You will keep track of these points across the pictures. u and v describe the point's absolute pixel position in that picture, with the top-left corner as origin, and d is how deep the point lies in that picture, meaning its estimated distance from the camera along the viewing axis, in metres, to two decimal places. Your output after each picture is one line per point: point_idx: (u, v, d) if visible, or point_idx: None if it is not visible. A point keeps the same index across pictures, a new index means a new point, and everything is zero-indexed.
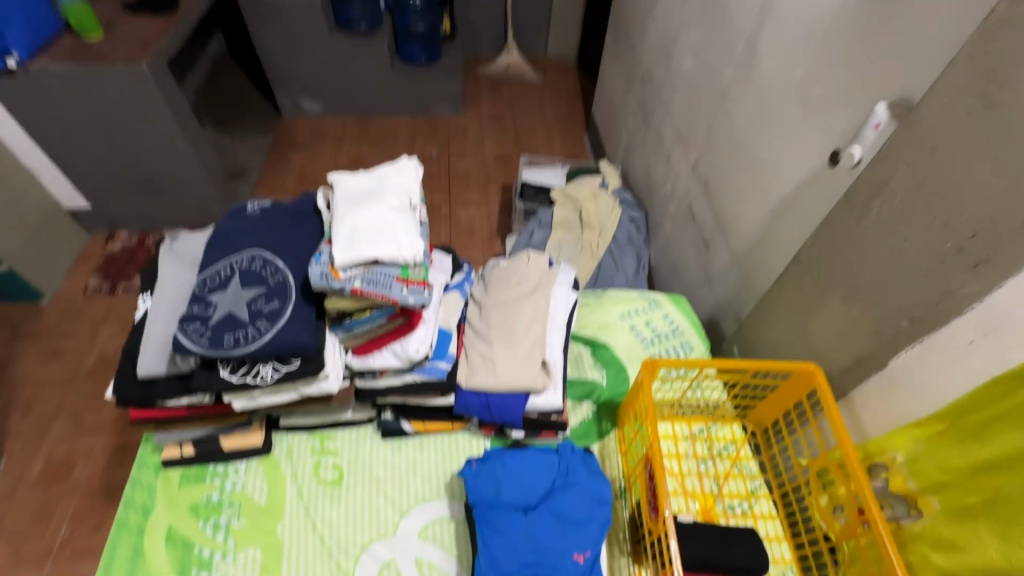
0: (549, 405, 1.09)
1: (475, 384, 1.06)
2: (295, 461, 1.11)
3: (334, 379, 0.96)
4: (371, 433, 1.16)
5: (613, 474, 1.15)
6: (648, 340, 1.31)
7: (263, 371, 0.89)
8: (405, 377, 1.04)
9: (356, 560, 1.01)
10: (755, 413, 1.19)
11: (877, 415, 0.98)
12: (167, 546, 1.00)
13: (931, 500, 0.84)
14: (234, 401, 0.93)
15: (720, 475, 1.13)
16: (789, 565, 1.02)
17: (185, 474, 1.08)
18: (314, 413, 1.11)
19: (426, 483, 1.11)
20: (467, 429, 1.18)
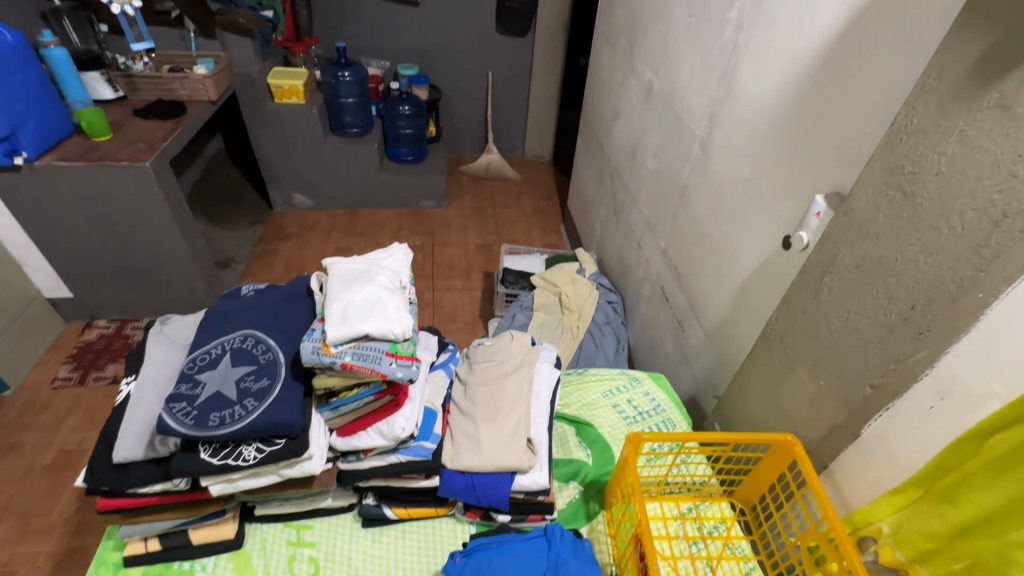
0: (535, 484, 1.07)
1: (460, 464, 1.05)
2: (268, 555, 1.05)
3: (317, 460, 0.94)
4: (351, 522, 1.12)
5: (605, 558, 1.11)
6: (634, 418, 1.33)
7: (246, 451, 0.88)
8: (389, 458, 1.02)
9: None
10: (741, 488, 1.19)
11: (855, 484, 1.01)
12: None
13: (921, 570, 0.84)
14: (212, 485, 0.91)
15: (712, 556, 1.10)
16: None
17: (146, 572, 1.00)
18: (292, 500, 1.07)
19: (407, 575, 1.05)
20: (451, 514, 1.14)
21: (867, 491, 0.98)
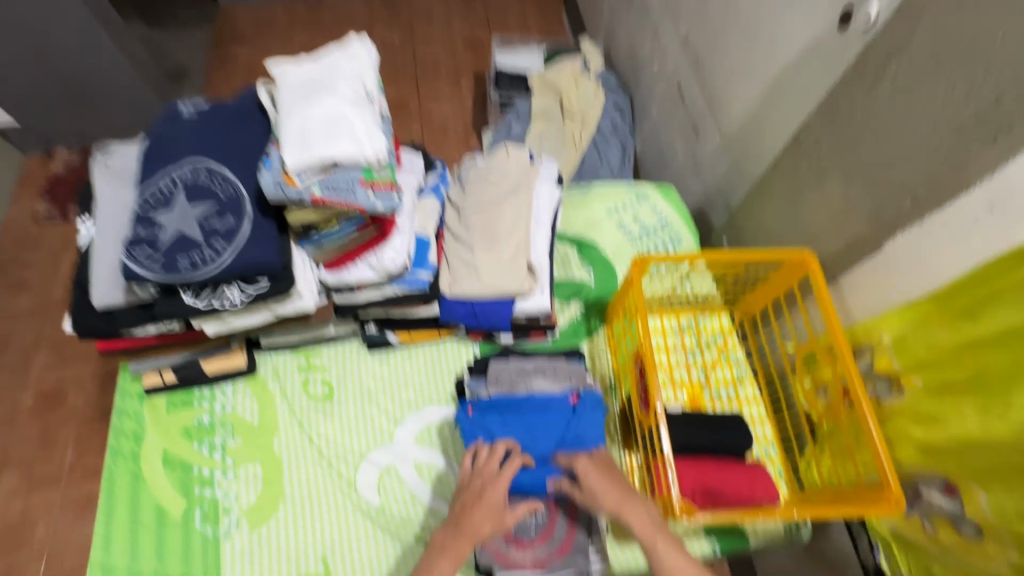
0: (536, 309, 1.06)
1: (459, 291, 1.02)
2: (282, 379, 1.10)
3: (308, 297, 0.90)
4: (357, 347, 1.14)
5: (603, 371, 1.16)
6: (637, 237, 1.26)
7: (230, 293, 0.83)
8: (385, 290, 0.98)
9: (356, 467, 1.02)
10: (743, 303, 1.17)
11: (859, 295, 0.99)
12: (164, 466, 1.00)
13: (914, 378, 0.86)
14: (206, 326, 0.88)
15: (708, 364, 1.15)
16: (771, 442, 1.08)
17: (171, 400, 1.06)
18: (294, 331, 1.07)
19: (417, 392, 1.10)
20: (454, 337, 1.15)
21: (871, 302, 0.96)
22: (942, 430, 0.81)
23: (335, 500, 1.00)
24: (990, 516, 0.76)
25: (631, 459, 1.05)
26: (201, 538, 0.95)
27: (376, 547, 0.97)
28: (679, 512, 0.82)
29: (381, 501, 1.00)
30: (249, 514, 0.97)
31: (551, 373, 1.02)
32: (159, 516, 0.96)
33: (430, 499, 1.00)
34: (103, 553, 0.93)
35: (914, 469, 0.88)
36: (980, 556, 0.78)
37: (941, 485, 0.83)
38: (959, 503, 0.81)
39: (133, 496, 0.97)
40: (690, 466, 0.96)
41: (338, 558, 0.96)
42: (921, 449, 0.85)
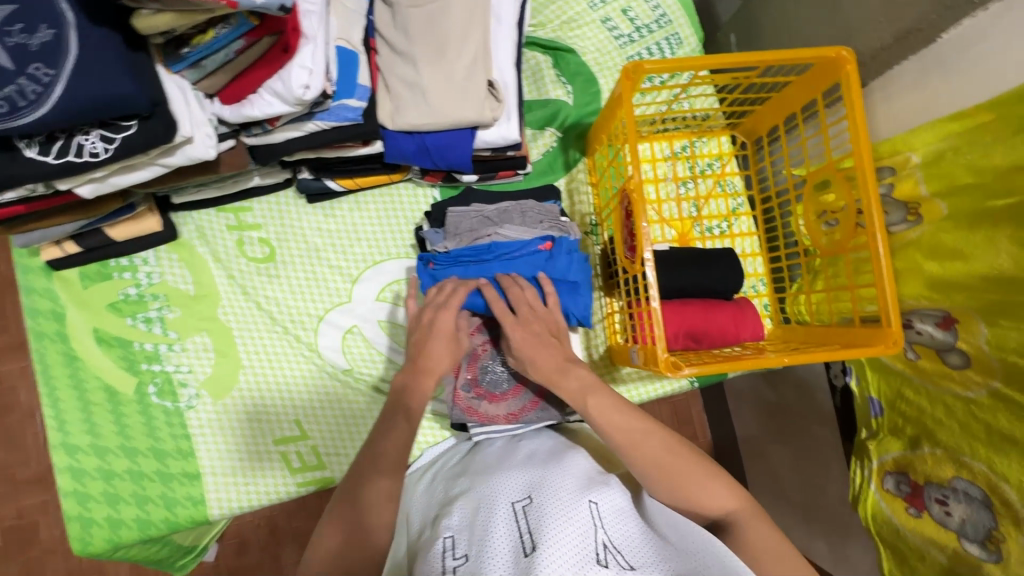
0: (503, 141, 0.86)
1: (404, 123, 0.81)
2: (211, 242, 0.94)
3: (201, 143, 0.69)
4: (295, 199, 0.96)
5: (582, 211, 1.01)
6: (630, 38, 1.01)
7: (87, 143, 0.62)
8: (307, 127, 0.77)
9: (316, 331, 0.94)
10: (749, 121, 0.99)
11: (897, 106, 0.83)
12: (100, 345, 0.90)
13: (938, 204, 0.76)
14: (77, 188, 0.69)
15: (701, 196, 1.02)
16: (761, 277, 1.01)
17: (85, 274, 0.91)
18: (211, 185, 0.88)
19: (373, 246, 0.97)
20: (409, 180, 0.97)
21: (907, 115, 0.82)
22: (961, 264, 0.73)
23: (297, 365, 0.93)
24: (986, 348, 0.73)
25: (612, 302, 0.98)
26: (162, 411, 0.90)
27: (348, 407, 0.93)
28: (663, 368, 0.73)
29: (348, 363, 0.94)
30: (208, 385, 0.91)
31: (518, 217, 0.89)
32: (110, 395, 0.90)
33: (400, 357, 0.95)
34: (60, 434, 0.88)
35: (913, 300, 0.82)
36: (963, 384, 0.78)
37: (938, 318, 0.78)
38: (953, 334, 0.77)
39: (74, 377, 0.89)
40: (676, 309, 0.89)
41: (309, 420, 0.92)
42: (929, 282, 0.79)
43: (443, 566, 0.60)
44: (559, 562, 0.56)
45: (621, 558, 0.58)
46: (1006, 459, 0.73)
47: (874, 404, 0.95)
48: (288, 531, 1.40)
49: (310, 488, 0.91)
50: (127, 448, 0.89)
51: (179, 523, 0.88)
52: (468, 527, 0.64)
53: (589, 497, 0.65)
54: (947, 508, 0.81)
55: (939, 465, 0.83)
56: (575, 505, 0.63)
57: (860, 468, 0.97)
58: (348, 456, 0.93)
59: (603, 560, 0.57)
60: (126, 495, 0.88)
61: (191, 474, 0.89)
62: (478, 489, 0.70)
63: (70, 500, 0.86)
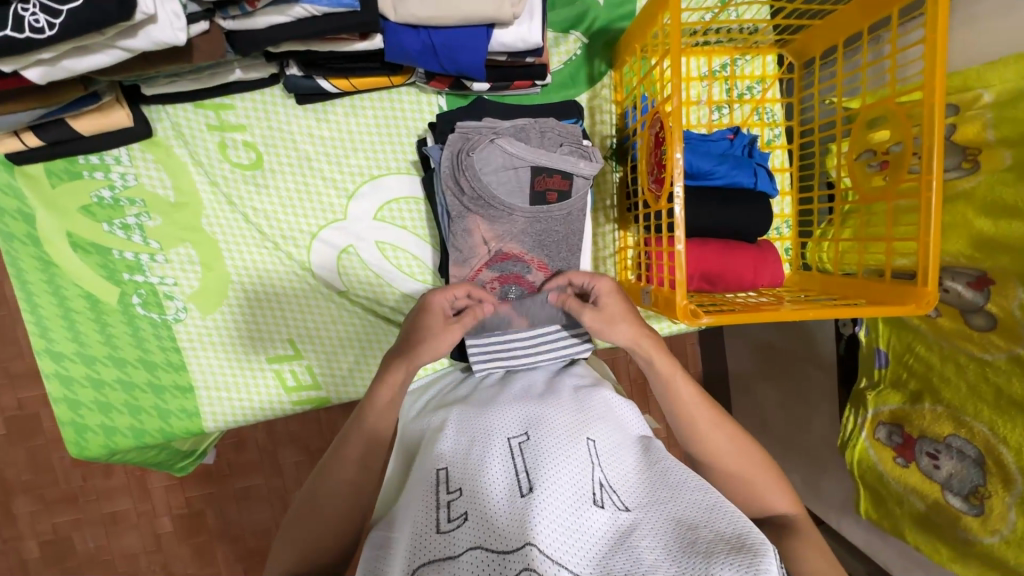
0: (523, 45, 0.75)
1: (409, 14, 0.69)
2: (190, 143, 0.84)
3: (168, 24, 0.58)
4: (282, 98, 0.85)
5: (603, 133, 0.91)
6: None
7: (27, 15, 0.52)
8: (295, 12, 0.66)
9: (309, 248, 0.88)
10: (802, 39, 0.86)
11: (979, 31, 0.72)
12: (76, 251, 0.84)
13: (1002, 153, 0.68)
14: (23, 71, 0.58)
15: (736, 123, 0.92)
16: (787, 219, 0.95)
17: (51, 171, 0.82)
18: (185, 77, 0.76)
19: (370, 158, 0.88)
20: (412, 84, 0.86)
21: (989, 44, 0.71)
22: (1016, 224, 0.67)
23: (289, 284, 0.88)
24: (1017, 313, 0.69)
25: (626, 235, 0.92)
26: (148, 323, 0.86)
27: (344, 329, 0.90)
28: (681, 316, 0.68)
29: (344, 284, 0.89)
30: (195, 300, 0.87)
31: (536, 137, 0.80)
32: (92, 303, 0.85)
33: (398, 281, 0.90)
34: (45, 340, 0.85)
35: (950, 257, 0.77)
36: (982, 347, 0.75)
37: (971, 277, 0.74)
38: (985, 296, 0.73)
39: (52, 284, 0.84)
40: (694, 248, 0.84)
41: (303, 340, 0.89)
42: (973, 240, 0.73)
43: (437, 499, 0.58)
44: (558, 491, 0.55)
45: (616, 496, 0.58)
46: (1010, 425, 0.72)
47: (880, 355, 0.93)
48: (285, 438, 1.44)
49: (305, 407, 0.91)
50: (116, 358, 0.86)
51: (175, 433, 0.88)
52: (463, 459, 0.63)
53: (586, 437, 0.65)
54: (936, 462, 0.82)
55: (937, 422, 0.83)
56: (574, 442, 0.63)
57: (853, 416, 0.97)
58: (343, 377, 0.91)
59: (600, 499, 0.57)
60: (118, 404, 0.86)
61: (184, 387, 0.88)
62: (473, 424, 0.68)
63: (62, 407, 0.85)
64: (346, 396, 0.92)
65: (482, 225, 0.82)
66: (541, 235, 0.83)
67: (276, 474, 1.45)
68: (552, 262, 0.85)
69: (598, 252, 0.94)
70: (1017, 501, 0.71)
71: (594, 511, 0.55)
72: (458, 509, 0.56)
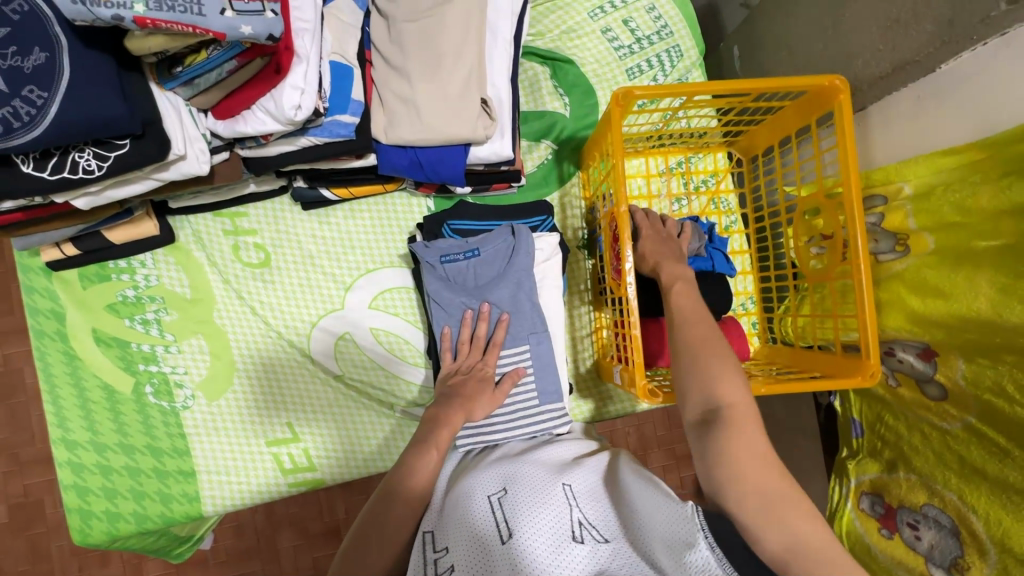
0: (497, 157, 0.86)
1: (397, 138, 0.81)
2: (207, 247, 0.95)
3: (195, 159, 0.70)
4: (290, 205, 0.97)
5: (574, 226, 1.02)
6: (630, 49, 1.02)
7: (82, 161, 0.63)
8: (300, 143, 0.77)
9: (309, 336, 0.96)
10: (745, 140, 0.98)
11: (891, 135, 0.83)
12: (99, 345, 0.93)
13: (926, 238, 0.76)
14: (72, 201, 0.70)
15: (695, 212, 1.02)
16: (751, 295, 1.02)
17: (84, 275, 0.93)
18: (206, 192, 0.88)
19: (367, 254, 0.98)
20: (403, 189, 0.98)
21: (903, 144, 0.81)
22: (943, 301, 0.73)
23: (290, 367, 0.96)
24: (962, 384, 0.74)
25: (600, 317, 0.99)
26: (158, 411, 0.93)
27: (343, 412, 0.96)
28: (642, 395, 0.74)
29: (340, 369, 0.96)
30: (203, 387, 0.94)
31: (501, 244, 0.90)
32: (108, 393, 0.93)
33: (390, 364, 0.96)
34: (61, 430, 0.91)
35: (896, 330, 0.83)
36: (940, 416, 0.79)
37: (918, 349, 0.80)
38: (933, 366, 0.78)
39: (73, 375, 0.92)
40: (661, 328, 0.90)
41: (302, 423, 0.95)
42: (911, 316, 0.79)
43: (425, 559, 0.63)
44: (534, 537, 0.61)
45: (595, 531, 0.63)
46: (976, 493, 0.74)
47: (856, 425, 0.97)
48: (283, 520, 1.45)
49: (301, 488, 0.95)
50: (125, 445, 0.92)
51: (176, 518, 0.92)
52: (444, 517, 0.67)
53: (563, 482, 0.70)
54: (917, 533, 0.83)
55: (913, 491, 0.85)
56: (550, 489, 0.68)
57: (839, 486, 1.00)
58: (338, 457, 0.95)
59: (579, 536, 0.62)
60: (123, 490, 0.91)
61: (186, 472, 0.92)
62: (457, 483, 0.73)
63: (71, 493, 0.90)
64: (341, 476, 0.96)
65: (460, 305, 0.89)
66: (517, 308, 0.89)
67: (273, 559, 1.44)
68: (519, 330, 0.89)
69: (577, 331, 1.01)
70: (993, 572, 0.71)
71: (573, 548, 0.61)
72: (445, 564, 0.63)
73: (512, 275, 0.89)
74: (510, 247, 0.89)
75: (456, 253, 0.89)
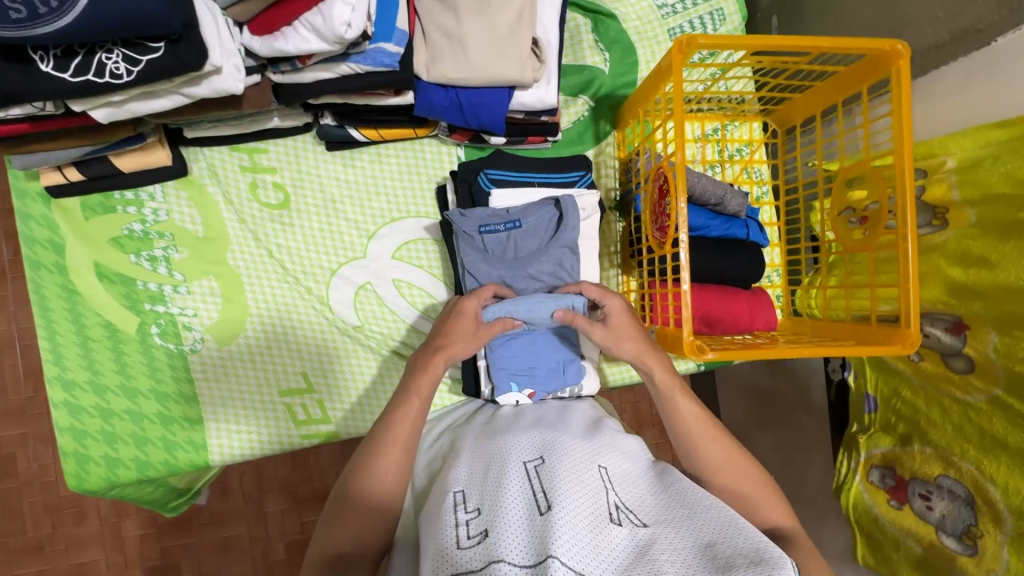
0: (540, 105, 0.83)
1: (441, 76, 0.77)
2: (223, 183, 0.90)
3: (230, 76, 0.65)
4: (313, 145, 0.92)
5: (607, 186, 0.99)
6: (673, 8, 1.00)
7: (109, 63, 0.58)
8: (341, 70, 0.72)
9: (328, 284, 0.92)
10: (783, 109, 0.97)
11: (936, 109, 0.83)
12: (101, 281, 0.87)
13: (968, 212, 0.76)
14: (90, 111, 0.64)
15: (727, 181, 1.01)
16: (777, 268, 1.02)
17: (86, 205, 0.86)
18: (228, 122, 0.83)
19: (392, 202, 0.94)
20: (434, 136, 0.94)
21: (949, 118, 0.81)
22: (984, 272, 0.74)
23: (306, 316, 0.91)
24: (992, 356, 0.75)
25: (629, 280, 0.97)
26: (164, 353, 0.88)
27: (357, 364, 0.92)
28: (688, 351, 0.73)
29: (359, 319, 0.92)
30: (213, 331, 0.89)
31: (545, 219, 0.87)
32: (110, 332, 0.87)
33: (413, 318, 0.93)
34: (58, 368, 0.85)
35: (928, 303, 0.84)
36: (965, 389, 0.80)
37: (948, 322, 0.81)
38: (962, 340, 0.79)
39: (72, 311, 0.86)
40: (693, 293, 0.89)
41: (317, 374, 0.91)
42: (947, 288, 0.80)
43: (456, 519, 0.59)
44: (577, 509, 0.56)
45: (633, 516, 0.59)
46: (996, 463, 0.76)
47: (870, 400, 0.98)
48: (275, 483, 1.41)
49: (313, 441, 0.91)
50: (127, 388, 0.86)
51: (179, 466, 0.87)
52: (479, 483, 0.63)
53: (600, 463, 0.66)
54: (929, 503, 0.85)
55: (928, 463, 0.86)
56: (591, 468, 0.64)
57: (847, 459, 1.01)
58: (353, 411, 0.92)
59: (617, 518, 0.58)
60: (124, 435, 0.86)
61: (193, 419, 0.88)
62: (488, 451, 0.69)
63: (66, 436, 0.84)
64: (356, 432, 0.92)
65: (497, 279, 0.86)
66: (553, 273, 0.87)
67: (260, 522, 1.40)
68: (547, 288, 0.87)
69: None
70: (1009, 539, 0.73)
71: (611, 529, 0.56)
72: (477, 527, 0.57)
73: (553, 252, 0.86)
74: (555, 222, 0.87)
75: (496, 224, 0.86)
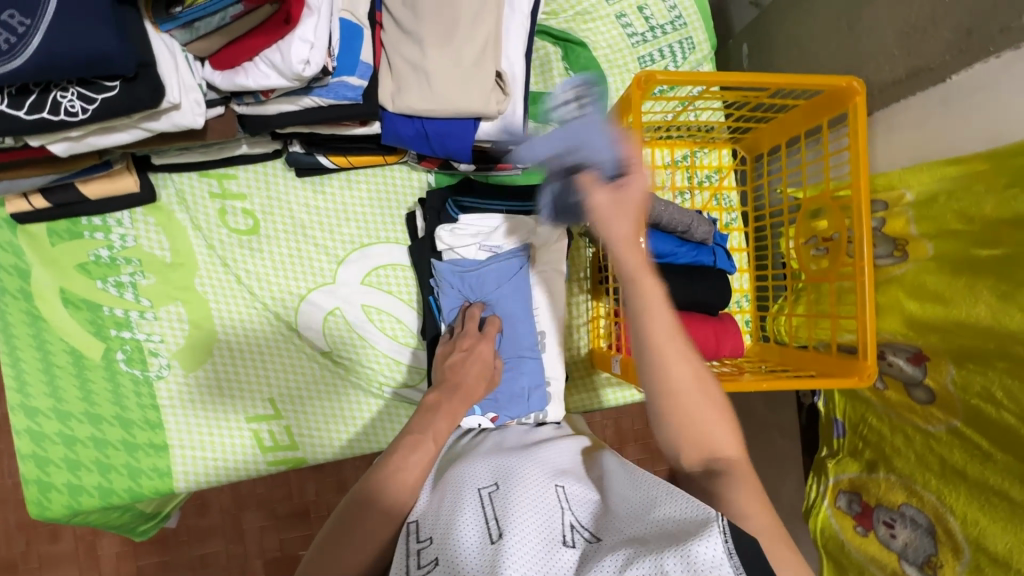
0: (506, 135, 0.84)
1: (405, 106, 0.77)
2: (192, 209, 0.90)
3: (190, 110, 0.66)
4: (283, 170, 0.92)
5: None
6: (643, 37, 1.01)
7: (64, 101, 0.58)
8: (303, 102, 0.73)
9: (297, 309, 0.92)
10: (751, 137, 0.99)
11: (896, 141, 0.84)
12: (67, 307, 0.87)
13: (926, 244, 0.77)
14: (48, 145, 0.64)
15: (696, 208, 1.02)
16: (746, 293, 1.03)
17: (53, 231, 0.86)
18: (194, 149, 0.83)
19: (362, 228, 0.94)
20: (404, 162, 0.94)
21: (908, 150, 0.82)
22: (940, 307, 0.75)
23: (273, 341, 0.91)
24: (951, 388, 0.76)
25: (597, 305, 0.98)
26: (130, 380, 0.87)
27: (324, 387, 0.92)
28: None
29: (327, 345, 0.92)
30: (180, 357, 0.89)
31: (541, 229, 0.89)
32: (75, 358, 0.86)
33: (382, 343, 0.93)
34: (21, 396, 0.85)
35: (890, 334, 0.85)
36: (926, 419, 0.81)
37: (910, 353, 0.82)
38: (923, 370, 0.80)
39: (37, 337, 0.86)
40: None
41: (284, 400, 0.91)
42: (907, 321, 0.81)
43: (407, 547, 0.56)
44: (524, 528, 0.54)
45: (588, 528, 0.56)
46: (955, 494, 0.77)
47: (838, 426, 0.99)
48: (251, 501, 1.40)
49: (280, 468, 0.91)
50: (92, 415, 0.86)
51: (143, 493, 0.87)
52: (433, 507, 0.61)
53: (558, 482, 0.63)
54: (892, 530, 0.85)
55: (892, 490, 0.87)
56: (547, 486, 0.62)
57: (816, 483, 1.01)
58: (320, 437, 0.92)
59: (570, 534, 0.55)
60: (88, 462, 0.85)
61: (158, 445, 0.87)
62: (444, 480, 0.66)
63: (28, 463, 0.84)
64: (324, 457, 0.92)
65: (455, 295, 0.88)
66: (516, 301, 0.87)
67: (237, 540, 1.39)
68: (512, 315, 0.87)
69: (573, 317, 1.00)
70: (966, 570, 0.74)
71: (563, 544, 0.53)
72: (427, 556, 0.55)
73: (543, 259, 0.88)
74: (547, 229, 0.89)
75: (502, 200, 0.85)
